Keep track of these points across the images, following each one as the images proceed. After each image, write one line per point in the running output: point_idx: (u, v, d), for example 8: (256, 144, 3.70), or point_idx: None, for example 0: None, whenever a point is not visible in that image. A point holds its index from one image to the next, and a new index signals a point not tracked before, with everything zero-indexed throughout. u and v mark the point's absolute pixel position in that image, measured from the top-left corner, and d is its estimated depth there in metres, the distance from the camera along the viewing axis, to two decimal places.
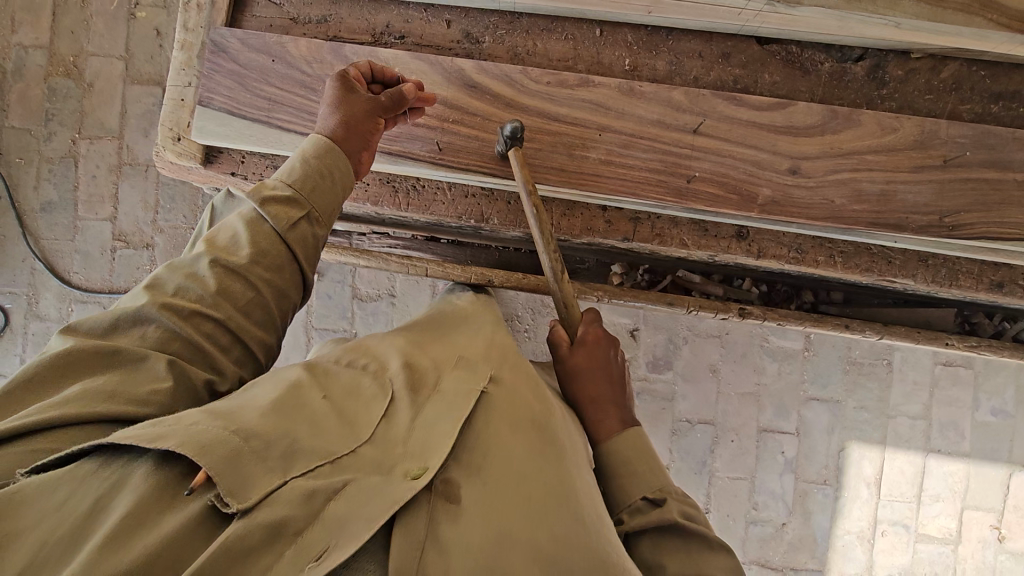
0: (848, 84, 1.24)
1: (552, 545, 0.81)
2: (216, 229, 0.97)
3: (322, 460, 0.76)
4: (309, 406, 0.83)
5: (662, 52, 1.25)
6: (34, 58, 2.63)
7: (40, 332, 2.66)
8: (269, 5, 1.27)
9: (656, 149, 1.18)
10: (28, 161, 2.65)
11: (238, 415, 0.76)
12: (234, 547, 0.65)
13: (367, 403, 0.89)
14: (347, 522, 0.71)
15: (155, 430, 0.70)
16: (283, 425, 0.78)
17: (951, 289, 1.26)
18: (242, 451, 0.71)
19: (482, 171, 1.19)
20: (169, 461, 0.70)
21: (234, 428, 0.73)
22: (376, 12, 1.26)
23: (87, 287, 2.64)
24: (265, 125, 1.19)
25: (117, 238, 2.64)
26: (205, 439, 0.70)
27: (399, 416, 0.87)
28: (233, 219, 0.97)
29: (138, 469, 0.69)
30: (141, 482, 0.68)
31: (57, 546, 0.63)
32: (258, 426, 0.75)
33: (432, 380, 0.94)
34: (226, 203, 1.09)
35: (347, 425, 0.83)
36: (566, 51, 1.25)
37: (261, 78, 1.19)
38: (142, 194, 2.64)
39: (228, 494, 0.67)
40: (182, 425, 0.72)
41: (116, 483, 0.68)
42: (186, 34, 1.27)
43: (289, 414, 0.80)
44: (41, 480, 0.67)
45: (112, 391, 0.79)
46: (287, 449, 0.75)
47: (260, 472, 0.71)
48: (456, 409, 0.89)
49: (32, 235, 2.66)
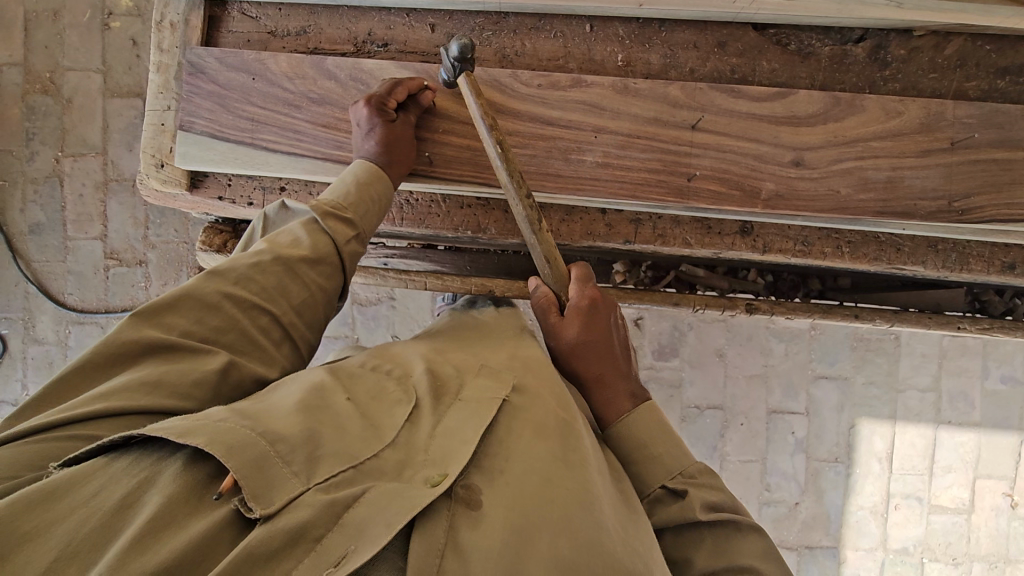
0: (848, 68, 1.19)
1: (579, 556, 0.76)
2: (276, 232, 1.01)
3: (345, 464, 0.75)
4: (333, 408, 0.83)
5: (655, 44, 1.20)
6: (9, 76, 2.57)
7: (40, 356, 2.65)
8: (245, 19, 1.22)
9: (655, 148, 1.14)
10: (12, 184, 2.61)
11: (264, 416, 0.77)
12: (255, 552, 0.65)
13: (389, 408, 0.87)
14: (367, 525, 0.69)
15: (184, 428, 0.71)
16: (309, 426, 0.78)
17: (962, 273, 1.23)
18: (269, 453, 0.72)
19: (476, 182, 1.15)
20: (198, 461, 0.71)
21: (261, 429, 0.74)
22: (357, 19, 1.21)
23: (83, 308, 2.62)
24: (249, 147, 1.15)
25: (109, 257, 2.61)
26: (231, 440, 0.71)
27: (423, 421, 0.85)
28: (291, 224, 1.01)
29: (167, 466, 0.70)
30: (168, 479, 0.69)
31: (87, 539, 0.64)
32: (283, 427, 0.76)
33: (455, 386, 0.91)
34: (279, 214, 1.07)
35: (370, 427, 0.82)
36: (556, 49, 1.21)
37: (241, 99, 1.15)
38: (130, 210, 2.60)
39: (251, 499, 0.68)
40: (210, 424, 0.73)
41: (144, 479, 0.69)
42: (161, 54, 1.22)
43: (316, 415, 0.80)
44: (72, 475, 0.68)
45: (154, 382, 0.81)
46: (310, 454, 0.75)
47: (286, 475, 0.71)
48: (479, 416, 0.86)
49: (22, 259, 2.63)
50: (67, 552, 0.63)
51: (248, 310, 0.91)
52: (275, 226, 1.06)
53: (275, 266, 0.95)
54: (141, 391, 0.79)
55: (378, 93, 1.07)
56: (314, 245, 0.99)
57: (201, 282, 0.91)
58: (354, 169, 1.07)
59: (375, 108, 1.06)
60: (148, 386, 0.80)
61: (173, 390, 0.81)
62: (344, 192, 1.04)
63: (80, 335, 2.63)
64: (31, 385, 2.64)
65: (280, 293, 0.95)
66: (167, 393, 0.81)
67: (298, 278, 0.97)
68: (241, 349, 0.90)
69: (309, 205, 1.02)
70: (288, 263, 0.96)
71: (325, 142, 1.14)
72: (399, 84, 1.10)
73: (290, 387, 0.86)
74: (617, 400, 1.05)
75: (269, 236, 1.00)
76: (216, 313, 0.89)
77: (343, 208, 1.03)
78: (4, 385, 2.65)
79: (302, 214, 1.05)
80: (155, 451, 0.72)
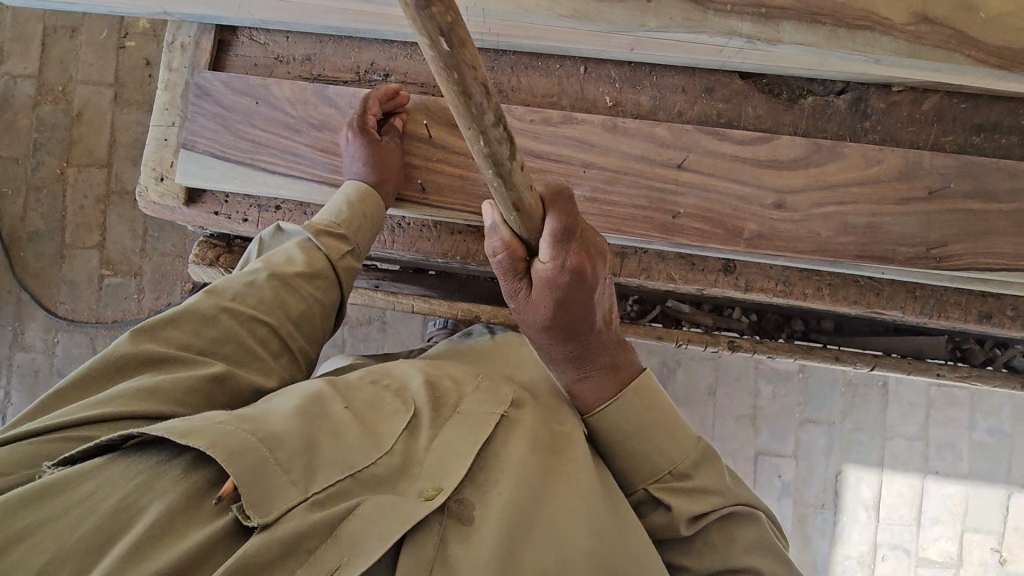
0: (830, 117, 1.24)
1: (567, 563, 0.78)
2: (270, 253, 1.03)
3: (343, 473, 0.77)
4: (333, 417, 0.84)
5: (646, 87, 1.25)
6: (23, 88, 2.63)
7: (26, 364, 2.63)
8: (253, 44, 1.27)
9: (641, 185, 1.18)
10: (15, 191, 2.64)
11: (265, 421, 0.79)
12: (252, 561, 0.67)
13: (389, 416, 0.88)
14: (361, 539, 0.71)
15: (187, 428, 0.72)
16: (308, 434, 0.79)
17: (940, 320, 1.25)
18: (268, 461, 0.73)
19: (467, 211, 1.17)
20: (203, 465, 0.74)
21: (261, 435, 0.75)
22: (360, 50, 1.26)
23: (74, 317, 2.62)
24: (248, 167, 1.18)
25: (104, 267, 2.63)
26: (233, 445, 0.72)
27: (420, 432, 0.86)
28: (287, 245, 1.04)
29: (168, 471, 0.72)
30: (169, 485, 0.71)
31: (91, 537, 0.66)
32: (284, 433, 0.77)
33: (454, 398, 0.92)
34: (274, 237, 1.09)
35: (368, 436, 0.83)
36: (550, 86, 1.26)
37: (244, 120, 1.19)
38: (130, 223, 2.63)
39: (250, 507, 0.69)
40: (210, 425, 0.74)
41: (143, 483, 0.71)
42: (169, 73, 1.26)
43: (315, 424, 0.82)
44: (71, 474, 0.70)
45: (152, 387, 0.81)
46: (309, 463, 0.77)
47: (284, 485, 0.73)
48: (477, 430, 0.87)
49: (18, 265, 2.64)
50: (65, 553, 0.64)
51: (246, 321, 0.93)
52: (271, 248, 1.08)
53: (271, 283, 0.97)
54: (138, 396, 0.80)
55: (356, 116, 1.12)
56: (310, 262, 1.02)
57: (202, 299, 0.92)
58: (345, 190, 1.09)
59: (356, 129, 1.10)
60: (146, 392, 0.80)
61: (170, 396, 0.82)
62: (337, 210, 1.07)
63: (68, 344, 2.62)
64: (14, 394, 2.63)
65: (278, 305, 0.96)
66: (163, 399, 0.81)
67: (295, 292, 0.99)
68: (239, 360, 0.91)
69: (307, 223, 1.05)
70: (284, 280, 0.98)
71: (322, 165, 1.18)
72: (372, 103, 1.13)
73: (291, 392, 0.86)
74: (601, 382, 0.99)
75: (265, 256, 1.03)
76: (213, 327, 0.90)
77: (337, 226, 1.06)
78: None
79: (295, 234, 1.07)
80: (157, 454, 0.73)
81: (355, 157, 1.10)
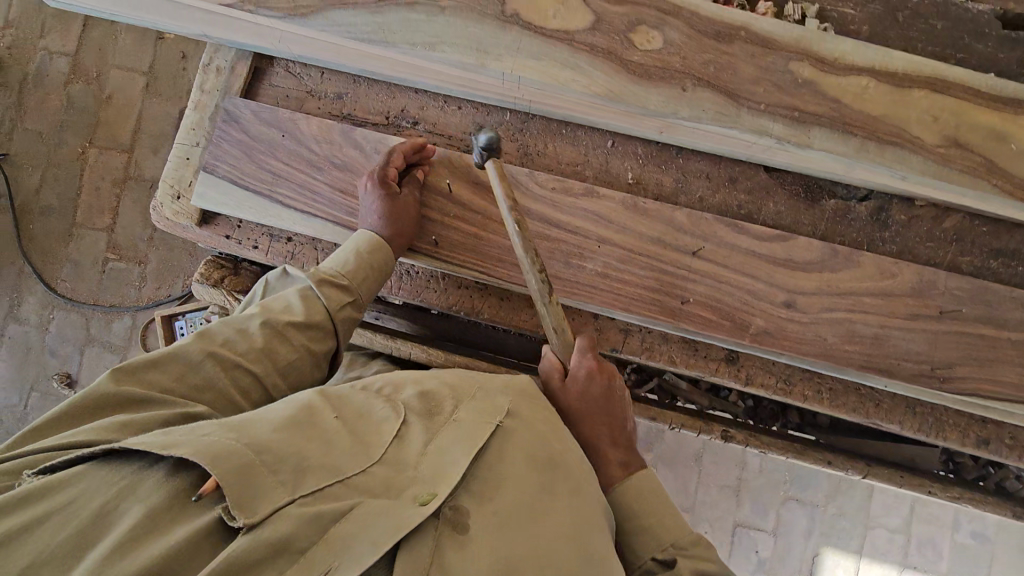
0: (850, 222, 1.24)
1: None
2: (271, 298, 1.03)
3: (332, 480, 0.76)
4: (321, 425, 0.82)
5: (670, 168, 1.25)
6: (57, 65, 2.66)
7: (18, 337, 2.62)
8: (288, 76, 1.28)
9: (653, 267, 1.17)
10: (35, 164, 2.66)
11: (252, 428, 0.77)
12: (238, 561, 0.65)
13: (377, 425, 0.86)
14: (353, 543, 0.70)
15: (170, 440, 0.71)
16: (296, 442, 0.77)
17: (937, 439, 1.24)
18: (256, 464, 0.72)
19: (476, 270, 1.17)
20: (186, 468, 0.72)
21: (248, 441, 0.73)
22: (393, 95, 1.27)
23: (73, 296, 2.61)
24: (265, 198, 1.18)
25: (110, 251, 2.63)
26: (220, 451, 0.70)
27: (412, 441, 0.85)
28: (288, 292, 1.04)
29: (148, 477, 0.70)
30: (149, 489, 0.69)
31: (70, 545, 0.65)
32: (272, 440, 0.75)
33: (449, 408, 0.90)
34: (279, 280, 1.10)
35: (358, 446, 0.82)
36: (575, 155, 1.26)
37: (268, 152, 1.19)
38: (143, 211, 2.63)
39: (236, 508, 0.68)
40: (195, 436, 0.72)
41: (121, 490, 0.69)
42: (201, 94, 1.27)
43: (303, 431, 0.80)
44: (47, 486, 0.69)
45: (128, 420, 0.80)
46: (298, 467, 0.75)
47: (272, 487, 0.71)
48: (471, 441, 0.85)
49: (25, 238, 2.64)
50: (45, 558, 0.64)
51: (228, 369, 0.92)
52: (274, 291, 1.09)
53: (264, 331, 0.97)
54: (112, 428, 0.79)
55: (378, 166, 1.11)
56: (307, 314, 1.01)
57: (192, 341, 0.92)
58: (356, 239, 1.09)
59: (376, 180, 1.10)
60: (122, 424, 0.79)
61: (147, 428, 0.80)
62: (345, 261, 1.07)
63: (63, 322, 2.62)
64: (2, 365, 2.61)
65: (271, 354, 0.95)
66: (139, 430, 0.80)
67: (286, 342, 0.98)
68: (219, 410, 0.90)
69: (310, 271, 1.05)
70: (277, 328, 0.98)
71: (339, 206, 1.18)
72: (395, 152, 1.13)
73: (280, 402, 0.84)
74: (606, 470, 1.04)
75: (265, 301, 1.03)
76: (197, 372, 0.89)
77: (341, 277, 1.06)
78: None
79: (300, 281, 1.08)
80: (137, 461, 0.72)
81: (370, 208, 1.09)
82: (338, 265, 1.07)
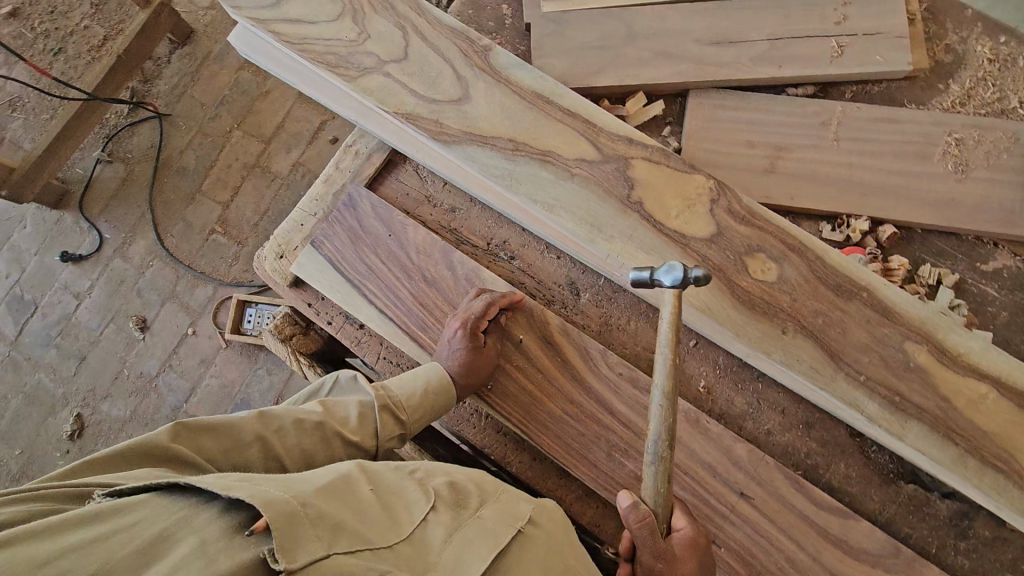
0: (923, 518, 1.12)
1: None
2: (333, 400, 1.02)
3: (362, 545, 0.71)
4: (360, 495, 0.78)
5: (746, 389, 1.19)
6: (237, 51, 2.97)
7: (118, 270, 2.89)
8: (414, 177, 1.34)
9: (695, 492, 1.11)
10: (187, 128, 2.96)
11: (299, 487, 0.74)
12: None
13: (409, 506, 0.82)
14: None
15: (227, 482, 0.69)
16: (338, 506, 0.74)
17: None
18: (303, 516, 0.68)
19: (519, 427, 1.17)
20: (235, 509, 0.68)
21: (297, 496, 0.71)
22: (501, 226, 1.30)
23: (175, 252, 2.86)
24: (352, 288, 1.24)
25: (219, 223, 2.86)
26: (274, 499, 0.68)
27: (439, 528, 0.80)
28: (350, 401, 1.03)
29: (204, 510, 0.67)
30: (202, 522, 0.65)
31: (114, 575, 0.60)
32: (317, 499, 0.72)
33: (475, 502, 0.86)
34: (344, 382, 1.09)
35: (390, 522, 0.77)
36: (654, 343, 1.23)
37: (370, 247, 1.25)
38: (258, 197, 2.86)
39: (281, 549, 0.63)
40: (249, 484, 0.70)
41: (176, 518, 0.66)
42: (334, 170, 1.36)
43: (343, 501, 0.76)
44: (105, 508, 0.66)
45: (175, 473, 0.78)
46: (337, 526, 0.70)
47: (312, 540, 0.67)
48: (494, 542, 0.80)
49: (156, 188, 2.93)
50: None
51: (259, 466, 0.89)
52: (335, 392, 1.08)
53: (317, 430, 0.95)
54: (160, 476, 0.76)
55: (472, 315, 1.12)
56: (360, 433, 1.00)
57: (249, 419, 0.90)
58: (426, 372, 1.11)
59: (467, 329, 1.11)
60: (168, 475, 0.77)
61: None
62: (410, 392, 1.08)
63: (158, 272, 2.87)
64: (96, 289, 2.89)
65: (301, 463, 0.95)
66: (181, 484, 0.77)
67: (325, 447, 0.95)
68: None
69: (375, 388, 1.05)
70: (327, 435, 0.96)
71: (414, 319, 1.21)
72: (493, 302, 1.14)
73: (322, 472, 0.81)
74: None
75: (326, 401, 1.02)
76: (243, 453, 0.88)
77: (401, 408, 1.06)
78: (78, 277, 2.91)
79: (363, 392, 1.07)
80: (191, 496, 0.68)
81: (453, 354, 1.12)
82: (403, 395, 1.08)
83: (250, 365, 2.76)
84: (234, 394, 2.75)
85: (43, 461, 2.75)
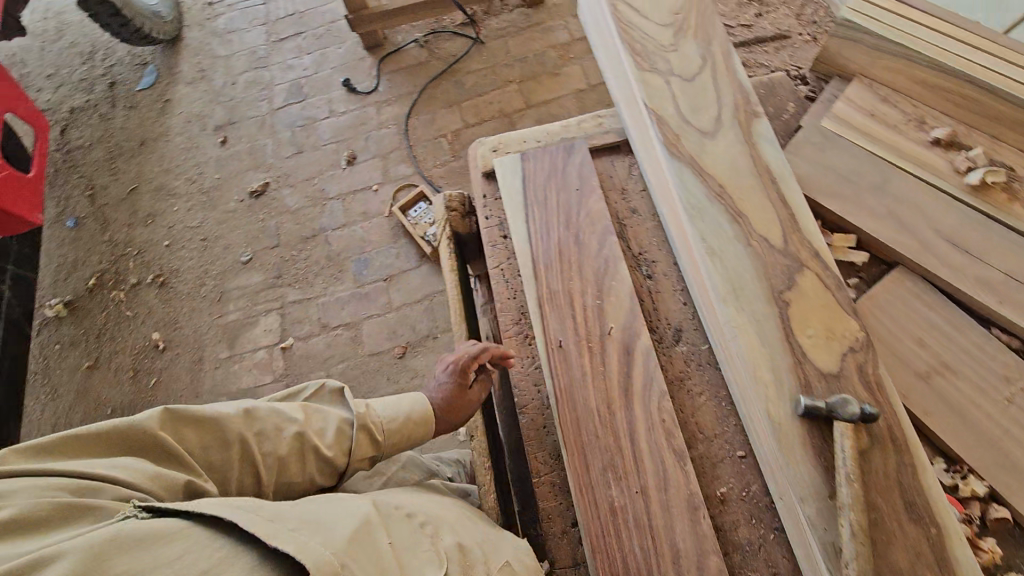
0: None
1: None
2: (314, 408, 1.13)
3: None
4: (379, 548, 0.89)
5: (760, 527, 1.12)
6: (559, 37, 3.52)
7: (366, 116, 3.49)
8: (624, 169, 1.50)
9: (649, 559, 1.08)
10: (486, 61, 3.52)
11: (328, 534, 0.85)
12: None
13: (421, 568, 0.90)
14: None
15: (265, 527, 0.79)
16: (363, 560, 0.84)
17: None
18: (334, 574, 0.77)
19: (554, 389, 1.24)
20: (274, 557, 0.78)
21: (330, 547, 0.82)
22: (659, 248, 1.40)
23: (409, 131, 3.38)
24: (523, 204, 1.43)
25: (452, 134, 3.34)
26: (310, 552, 0.78)
27: None
28: (330, 411, 1.14)
29: (242, 557, 0.76)
30: (244, 565, 0.75)
31: None
32: (346, 552, 0.83)
33: None
34: (314, 395, 1.19)
35: None
36: (709, 426, 1.22)
37: (558, 188, 1.43)
38: (491, 136, 3.29)
39: None
40: (286, 530, 0.81)
41: (221, 554, 0.75)
42: (574, 124, 1.56)
43: (365, 552, 0.86)
44: (146, 530, 0.74)
45: (164, 477, 0.89)
46: None
47: None
48: None
49: (434, 83, 3.50)
50: None
51: None
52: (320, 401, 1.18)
53: (295, 444, 1.07)
54: (154, 479, 0.88)
55: (465, 354, 1.29)
56: (335, 441, 1.11)
57: (238, 418, 1.02)
58: (411, 401, 1.24)
59: (455, 367, 1.29)
60: (158, 479, 0.88)
61: (174, 489, 0.90)
62: (392, 415, 1.20)
63: (388, 135, 3.41)
64: (343, 118, 3.51)
65: None
66: (168, 487, 0.89)
67: None
68: None
69: (356, 401, 1.18)
70: (303, 437, 1.07)
71: (546, 257, 1.36)
72: (484, 348, 1.30)
73: (343, 517, 0.91)
74: None
75: (308, 407, 1.13)
76: (223, 450, 0.99)
77: (383, 428, 1.18)
78: (340, 102, 3.56)
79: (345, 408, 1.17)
80: (228, 533, 0.79)
81: (439, 386, 1.30)
82: (384, 412, 1.20)
83: (389, 240, 3.09)
84: (364, 249, 3.10)
85: (224, 195, 3.39)
